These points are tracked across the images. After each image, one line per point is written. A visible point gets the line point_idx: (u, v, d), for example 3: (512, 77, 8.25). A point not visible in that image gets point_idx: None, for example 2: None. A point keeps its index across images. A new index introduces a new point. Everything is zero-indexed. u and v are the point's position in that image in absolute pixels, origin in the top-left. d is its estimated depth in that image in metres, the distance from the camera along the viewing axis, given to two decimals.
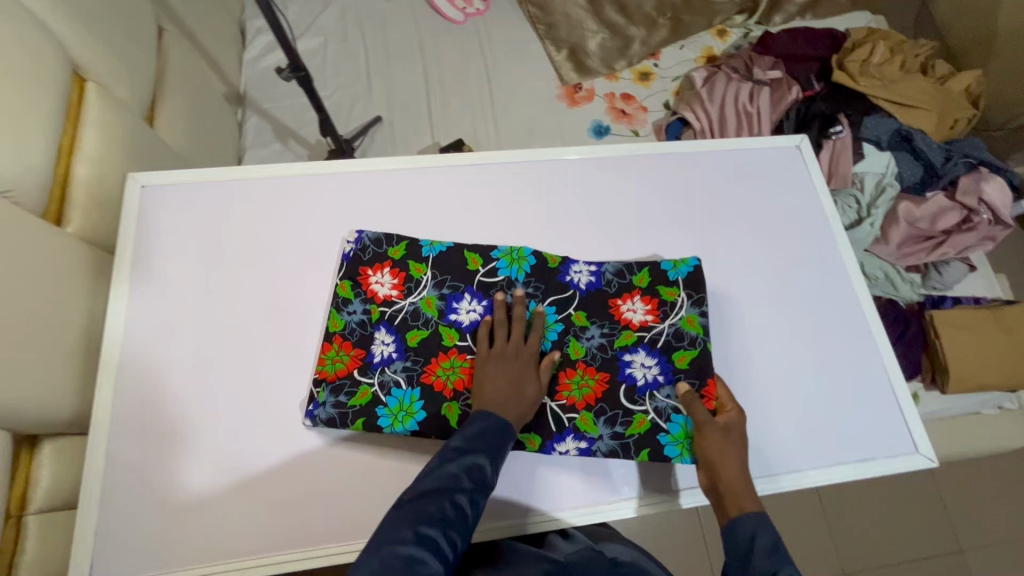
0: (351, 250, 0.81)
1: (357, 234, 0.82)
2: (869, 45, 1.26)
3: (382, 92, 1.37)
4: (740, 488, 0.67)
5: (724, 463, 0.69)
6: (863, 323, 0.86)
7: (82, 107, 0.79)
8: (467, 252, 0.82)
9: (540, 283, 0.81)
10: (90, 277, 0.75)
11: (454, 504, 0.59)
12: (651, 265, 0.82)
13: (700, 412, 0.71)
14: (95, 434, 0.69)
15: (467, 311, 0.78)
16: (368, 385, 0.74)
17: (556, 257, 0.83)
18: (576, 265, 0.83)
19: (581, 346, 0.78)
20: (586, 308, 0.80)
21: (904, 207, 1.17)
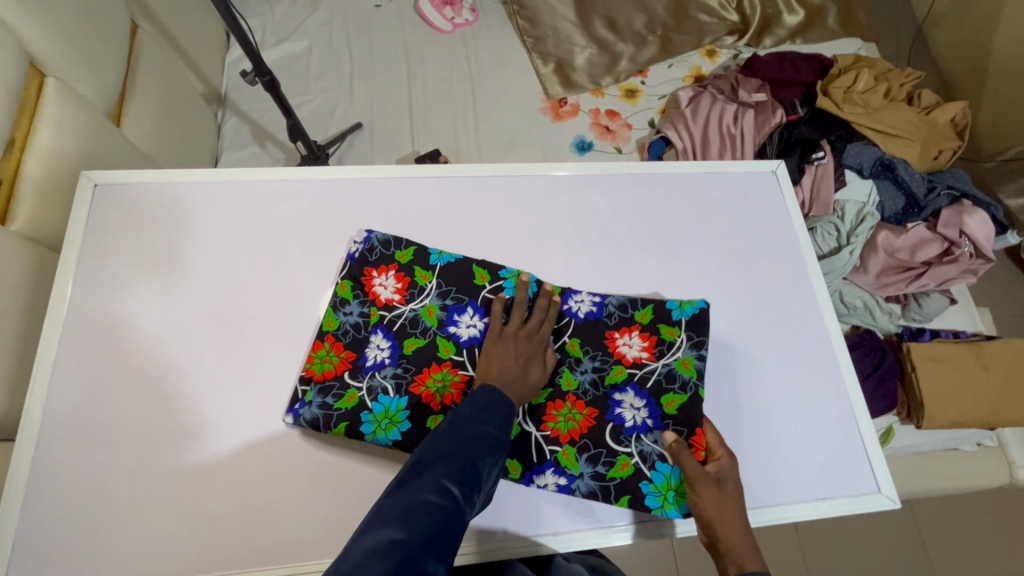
0: (356, 251, 0.80)
1: (365, 235, 0.81)
2: (854, 72, 1.24)
3: (365, 97, 1.35)
4: (742, 547, 0.62)
5: (722, 519, 0.64)
6: (830, 353, 0.84)
7: (40, 102, 0.77)
8: (475, 265, 0.80)
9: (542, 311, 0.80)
10: (33, 278, 0.72)
11: (472, 463, 0.54)
12: (656, 304, 0.81)
13: (690, 466, 0.66)
14: (23, 443, 0.66)
15: (467, 326, 0.76)
16: (356, 389, 0.73)
17: (556, 288, 0.82)
18: (577, 296, 0.82)
19: (573, 378, 0.76)
20: (582, 337, 0.79)
21: (882, 237, 1.15)
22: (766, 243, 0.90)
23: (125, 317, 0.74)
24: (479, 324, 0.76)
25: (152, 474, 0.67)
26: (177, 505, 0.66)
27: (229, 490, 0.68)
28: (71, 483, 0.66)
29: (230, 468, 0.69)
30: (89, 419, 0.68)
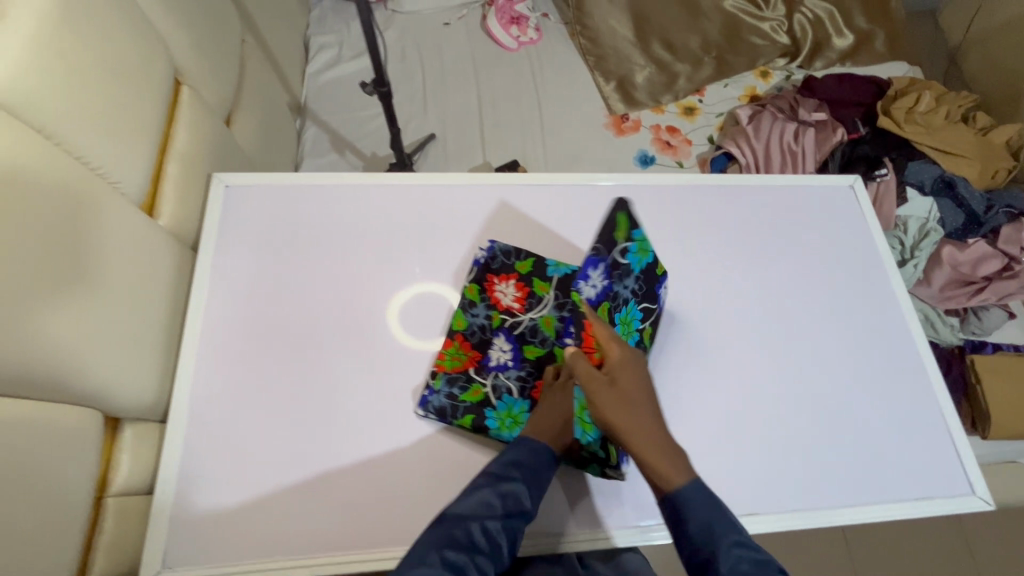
0: (481, 257, 0.86)
1: (489, 244, 0.87)
2: (915, 94, 1.30)
3: (436, 111, 1.42)
4: (657, 457, 0.60)
5: (626, 420, 0.62)
6: (917, 359, 0.88)
7: (178, 107, 0.82)
8: (578, 228, 0.83)
9: (648, 288, 0.82)
10: (175, 271, 0.77)
11: (484, 530, 0.61)
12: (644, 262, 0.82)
13: (585, 376, 0.65)
14: (174, 427, 0.72)
15: (591, 285, 0.80)
16: (480, 385, 0.78)
17: (658, 264, 0.83)
18: (665, 287, 0.85)
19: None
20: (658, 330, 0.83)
21: (947, 250, 1.19)
22: (846, 253, 0.94)
23: (261, 312, 0.80)
24: (599, 287, 0.80)
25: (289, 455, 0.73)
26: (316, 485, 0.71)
27: (361, 472, 0.72)
28: (219, 463, 0.71)
29: (361, 453, 0.74)
30: (234, 404, 0.75)
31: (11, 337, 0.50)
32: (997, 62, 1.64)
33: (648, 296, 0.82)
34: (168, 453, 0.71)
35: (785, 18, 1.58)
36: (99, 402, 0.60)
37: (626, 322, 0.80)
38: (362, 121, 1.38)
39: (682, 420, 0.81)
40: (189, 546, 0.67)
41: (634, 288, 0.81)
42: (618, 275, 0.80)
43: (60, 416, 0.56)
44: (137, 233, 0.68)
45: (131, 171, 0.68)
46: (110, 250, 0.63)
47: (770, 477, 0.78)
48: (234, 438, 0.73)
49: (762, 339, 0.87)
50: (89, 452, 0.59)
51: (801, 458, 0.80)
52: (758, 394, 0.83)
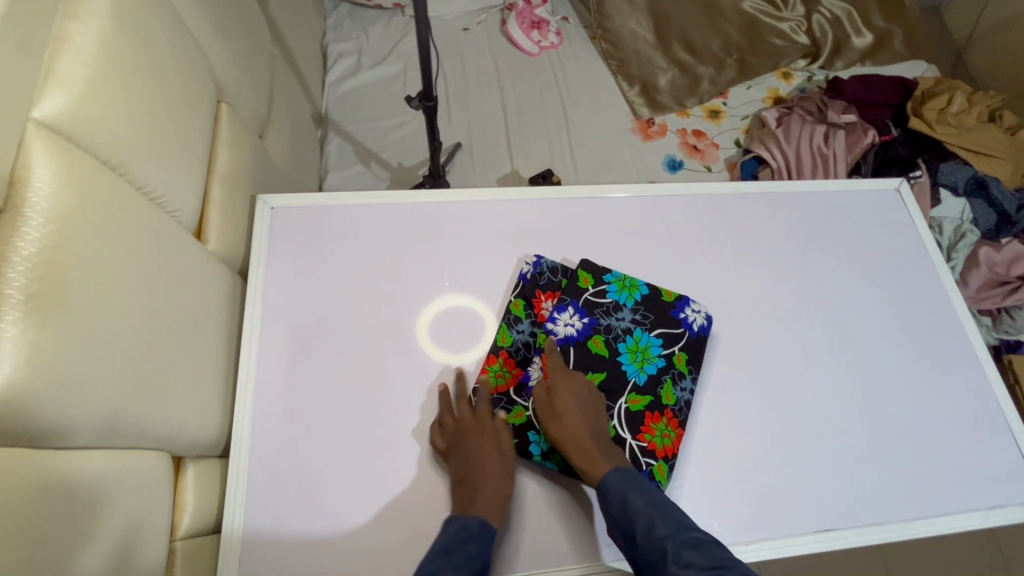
0: (527, 272, 0.84)
1: (535, 258, 0.85)
2: (947, 94, 1.30)
3: (461, 119, 1.40)
4: (585, 444, 0.69)
5: (564, 420, 0.71)
6: (977, 366, 0.87)
7: (219, 126, 0.79)
8: (581, 269, 0.84)
9: (649, 314, 0.82)
10: (226, 297, 0.74)
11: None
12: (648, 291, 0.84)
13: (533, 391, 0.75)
14: (237, 460, 0.70)
15: (564, 324, 0.80)
16: (522, 406, 0.76)
17: (671, 293, 0.84)
18: (693, 308, 0.83)
19: (675, 394, 0.78)
20: (692, 353, 0.81)
21: (984, 252, 1.18)
22: (896, 259, 0.94)
23: (317, 336, 0.78)
24: (578, 324, 0.80)
25: (355, 486, 0.70)
26: (386, 517, 0.69)
27: (431, 501, 0.71)
28: (284, 495, 0.69)
29: (429, 480, 0.72)
30: (295, 435, 0.72)
31: (94, 383, 0.47)
32: (1000, 59, 1.60)
33: (654, 320, 0.82)
34: (232, 488, 0.69)
35: (804, 18, 1.55)
36: (167, 441, 0.58)
37: (637, 349, 0.80)
38: (385, 130, 1.35)
39: (751, 430, 0.80)
40: None
41: (636, 317, 0.82)
42: (600, 312, 0.81)
43: (134, 459, 0.54)
44: (192, 261, 0.65)
45: (185, 196, 0.65)
46: (172, 281, 0.61)
47: (842, 492, 0.77)
48: (298, 469, 0.71)
49: (821, 350, 0.86)
50: (160, 494, 0.57)
51: (869, 471, 0.79)
52: (823, 407, 0.82)
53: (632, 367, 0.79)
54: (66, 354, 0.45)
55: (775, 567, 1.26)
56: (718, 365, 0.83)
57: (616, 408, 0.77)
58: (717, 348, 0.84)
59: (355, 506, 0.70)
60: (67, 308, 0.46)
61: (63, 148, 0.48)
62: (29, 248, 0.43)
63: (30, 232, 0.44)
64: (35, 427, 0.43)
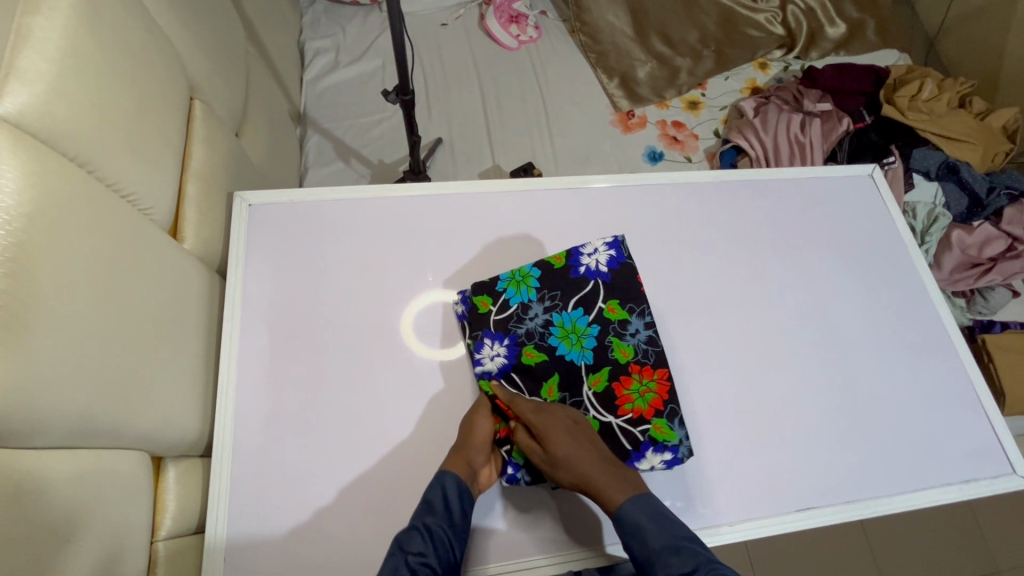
0: (463, 311, 0.80)
1: (460, 295, 0.81)
2: (918, 82, 1.33)
3: (441, 114, 1.40)
4: (603, 483, 0.66)
5: (571, 466, 0.66)
6: (951, 345, 0.89)
7: (193, 124, 0.78)
8: (474, 298, 0.79)
9: (556, 291, 0.79)
10: (204, 296, 0.74)
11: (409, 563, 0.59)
12: (538, 271, 0.80)
13: (522, 443, 0.69)
14: (219, 459, 0.70)
15: (491, 358, 0.77)
16: None
17: (560, 256, 0.81)
18: (585, 252, 0.81)
19: (626, 346, 0.77)
20: (618, 294, 0.79)
21: (956, 234, 1.21)
22: (871, 243, 0.96)
23: (298, 334, 0.77)
24: (503, 352, 0.77)
25: (341, 483, 0.70)
26: (374, 514, 0.69)
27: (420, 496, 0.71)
28: (269, 493, 0.69)
29: (416, 475, 0.72)
30: (279, 433, 0.72)
31: (67, 383, 0.47)
32: (971, 45, 1.63)
33: (562, 293, 0.79)
34: (216, 487, 0.68)
35: (779, 9, 1.56)
36: (146, 441, 0.58)
37: (567, 332, 0.77)
38: (365, 126, 1.34)
39: (730, 414, 0.81)
40: None
41: (547, 304, 0.79)
42: (514, 323, 0.78)
43: (111, 460, 0.53)
44: (167, 260, 0.65)
45: (159, 194, 0.65)
46: (146, 279, 0.60)
47: (822, 471, 0.79)
48: (284, 467, 0.71)
49: (801, 333, 0.88)
50: (140, 494, 0.57)
51: (849, 449, 0.81)
52: (804, 388, 0.84)
53: (574, 353, 0.77)
54: (38, 353, 0.44)
55: (763, 549, 1.27)
56: (699, 351, 0.84)
57: (585, 397, 0.75)
58: (698, 335, 0.85)
59: (342, 501, 0.70)
60: (38, 306, 0.45)
61: (29, 145, 0.47)
62: None
63: None
64: (9, 426, 0.42)
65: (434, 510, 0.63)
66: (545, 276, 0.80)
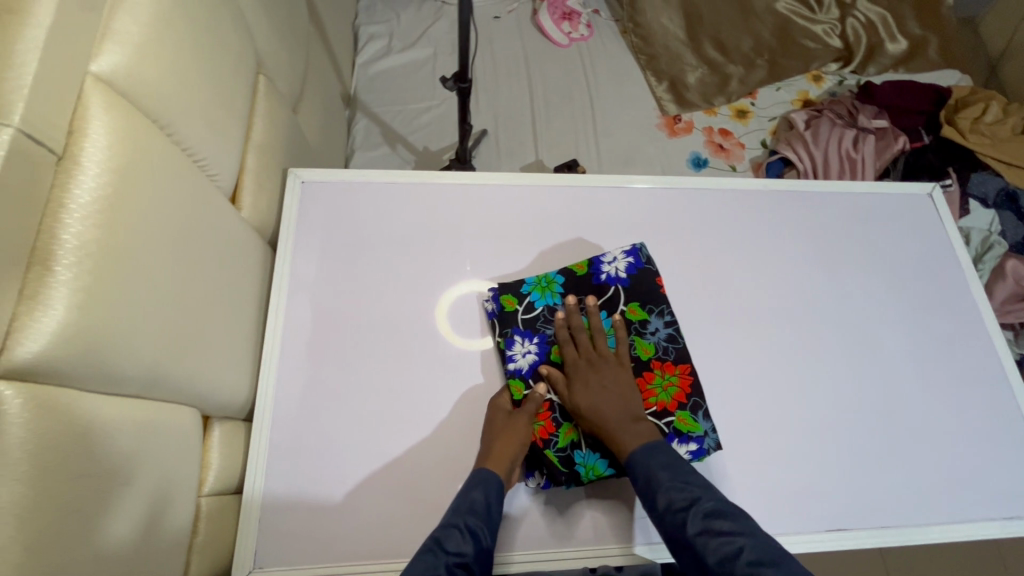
0: (494, 309, 0.79)
1: (491, 292, 0.80)
2: (982, 104, 1.28)
3: (488, 106, 1.41)
4: (621, 429, 0.69)
5: (601, 410, 0.70)
6: (1003, 377, 0.86)
7: (257, 97, 0.80)
8: (501, 296, 0.79)
9: (579, 296, 0.80)
10: (257, 266, 0.76)
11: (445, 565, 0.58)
12: (561, 276, 0.81)
13: (555, 382, 0.74)
14: (261, 425, 0.71)
15: (523, 355, 0.77)
16: (571, 424, 0.74)
17: (582, 264, 0.82)
18: (606, 261, 0.82)
19: (648, 344, 0.78)
20: (638, 298, 0.80)
21: (1012, 265, 1.15)
22: (924, 266, 0.93)
23: (342, 310, 0.79)
24: (534, 350, 0.77)
25: (375, 457, 0.72)
26: (404, 492, 0.71)
27: (449, 478, 0.72)
28: (306, 462, 0.71)
29: (448, 457, 0.73)
30: (318, 404, 0.74)
31: (138, 335, 0.49)
32: None
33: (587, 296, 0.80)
34: (256, 450, 0.70)
35: (837, 22, 1.53)
36: (198, 397, 0.60)
37: None
38: (413, 113, 1.36)
39: (765, 426, 0.80)
40: (281, 550, 0.67)
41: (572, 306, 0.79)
42: (542, 323, 0.79)
43: (166, 413, 0.55)
44: (226, 226, 0.67)
45: (225, 161, 0.67)
46: (208, 242, 0.62)
47: (858, 493, 0.77)
48: (321, 439, 0.72)
49: (844, 351, 0.86)
50: (191, 447, 0.59)
51: (887, 473, 0.79)
52: (844, 407, 0.82)
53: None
54: (115, 303, 0.46)
55: None
56: (737, 361, 0.83)
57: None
58: (738, 345, 0.84)
59: (374, 476, 0.71)
60: (117, 258, 0.47)
61: (117, 105, 0.49)
62: (85, 197, 0.44)
63: (87, 180, 0.45)
64: (84, 370, 0.44)
65: (476, 510, 0.63)
66: (572, 281, 0.81)
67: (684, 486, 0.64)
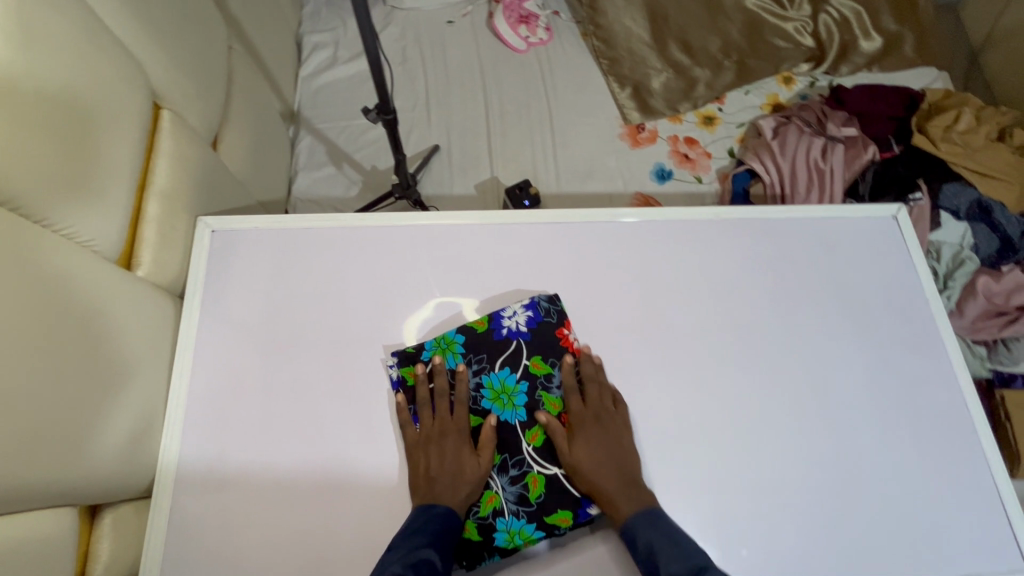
0: (398, 378, 0.74)
1: (394, 359, 0.74)
2: (955, 111, 1.23)
3: (441, 119, 1.33)
4: (621, 492, 0.69)
5: (603, 469, 0.70)
6: (965, 417, 0.82)
7: (156, 138, 0.73)
8: (403, 367, 0.74)
9: (481, 354, 0.75)
10: (161, 326, 0.71)
11: None
12: (463, 336, 0.75)
13: (554, 436, 0.72)
14: (160, 505, 0.67)
15: None
16: (492, 491, 0.70)
17: (483, 321, 0.76)
18: (506, 315, 0.77)
19: (555, 398, 0.75)
20: (540, 350, 0.76)
21: (983, 281, 1.10)
22: (885, 297, 0.88)
23: (257, 371, 0.73)
24: None
25: (287, 533, 0.67)
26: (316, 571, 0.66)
27: (367, 553, 0.67)
28: (212, 545, 0.66)
29: (366, 529, 0.68)
30: (226, 479, 0.69)
31: None
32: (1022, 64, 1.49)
33: (488, 355, 0.75)
34: (152, 532, 0.66)
35: (810, 19, 1.45)
36: (78, 491, 0.55)
37: (501, 391, 0.74)
38: (359, 130, 1.28)
39: (712, 483, 0.75)
40: None
41: (474, 369, 0.75)
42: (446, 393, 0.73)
43: (24, 520, 0.50)
44: (109, 293, 0.61)
45: (104, 223, 0.61)
46: (78, 317, 0.56)
47: (806, 552, 0.73)
48: (227, 516, 0.67)
49: (798, 393, 0.81)
50: (65, 548, 0.54)
51: (840, 528, 0.74)
52: (797, 456, 0.77)
53: (507, 413, 0.73)
54: None
55: None
56: (685, 409, 0.78)
57: (525, 454, 0.72)
58: (686, 393, 0.79)
59: (284, 557, 0.66)
60: None
61: None
62: None
63: None
64: None
65: (426, 545, 0.63)
66: (476, 343, 0.75)
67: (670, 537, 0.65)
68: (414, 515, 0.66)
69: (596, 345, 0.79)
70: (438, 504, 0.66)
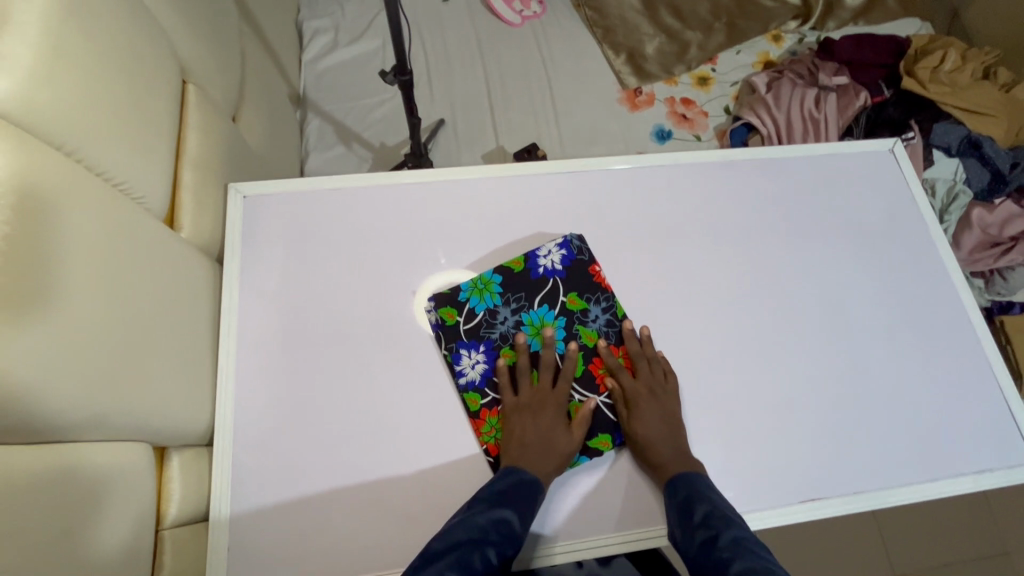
0: (438, 321, 0.78)
1: (431, 303, 0.78)
2: (939, 53, 1.28)
3: (444, 94, 1.37)
4: (672, 459, 0.71)
5: (657, 440, 0.72)
6: (968, 331, 0.87)
7: (186, 109, 0.75)
8: (443, 307, 0.78)
9: (519, 293, 0.80)
10: (204, 286, 0.74)
11: (483, 558, 0.57)
12: (499, 277, 0.80)
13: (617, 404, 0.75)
14: (221, 451, 0.71)
15: (472, 366, 0.77)
16: None
17: (518, 261, 0.81)
18: (542, 253, 0.81)
19: (591, 330, 0.79)
20: (576, 288, 0.81)
21: (977, 213, 1.17)
22: (886, 225, 0.92)
23: (298, 326, 0.77)
24: (482, 359, 0.77)
25: (342, 469, 0.71)
26: (372, 503, 0.70)
27: (418, 483, 0.72)
28: (272, 485, 0.70)
29: (415, 462, 0.72)
30: (280, 425, 0.73)
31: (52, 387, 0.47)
32: (1001, 9, 1.53)
33: (527, 293, 0.80)
34: (217, 477, 0.70)
35: None
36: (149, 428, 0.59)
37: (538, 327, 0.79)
38: (365, 109, 1.32)
39: (736, 403, 0.79)
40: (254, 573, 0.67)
41: (513, 307, 0.79)
42: (485, 330, 0.78)
43: (107, 452, 0.54)
44: (161, 251, 0.65)
45: (149, 183, 0.64)
46: (137, 269, 0.60)
47: (828, 461, 0.77)
48: (285, 459, 0.71)
49: (809, 317, 0.85)
50: (143, 483, 0.58)
51: (858, 437, 0.79)
52: (813, 375, 0.82)
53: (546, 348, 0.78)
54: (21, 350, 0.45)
55: (779, 541, 1.26)
56: (704, 338, 0.82)
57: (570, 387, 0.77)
58: (704, 324, 0.83)
59: (340, 491, 0.70)
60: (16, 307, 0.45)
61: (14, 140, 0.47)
62: None
63: None
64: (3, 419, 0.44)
65: (510, 504, 0.64)
66: (511, 284, 0.80)
67: (724, 509, 0.63)
68: (503, 474, 0.68)
69: (617, 284, 0.83)
70: (524, 470, 0.68)
